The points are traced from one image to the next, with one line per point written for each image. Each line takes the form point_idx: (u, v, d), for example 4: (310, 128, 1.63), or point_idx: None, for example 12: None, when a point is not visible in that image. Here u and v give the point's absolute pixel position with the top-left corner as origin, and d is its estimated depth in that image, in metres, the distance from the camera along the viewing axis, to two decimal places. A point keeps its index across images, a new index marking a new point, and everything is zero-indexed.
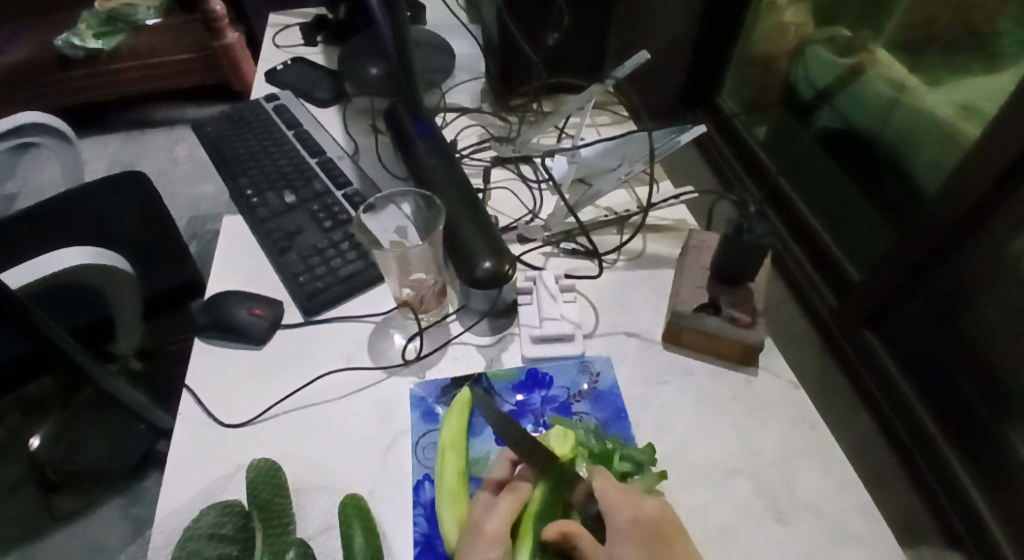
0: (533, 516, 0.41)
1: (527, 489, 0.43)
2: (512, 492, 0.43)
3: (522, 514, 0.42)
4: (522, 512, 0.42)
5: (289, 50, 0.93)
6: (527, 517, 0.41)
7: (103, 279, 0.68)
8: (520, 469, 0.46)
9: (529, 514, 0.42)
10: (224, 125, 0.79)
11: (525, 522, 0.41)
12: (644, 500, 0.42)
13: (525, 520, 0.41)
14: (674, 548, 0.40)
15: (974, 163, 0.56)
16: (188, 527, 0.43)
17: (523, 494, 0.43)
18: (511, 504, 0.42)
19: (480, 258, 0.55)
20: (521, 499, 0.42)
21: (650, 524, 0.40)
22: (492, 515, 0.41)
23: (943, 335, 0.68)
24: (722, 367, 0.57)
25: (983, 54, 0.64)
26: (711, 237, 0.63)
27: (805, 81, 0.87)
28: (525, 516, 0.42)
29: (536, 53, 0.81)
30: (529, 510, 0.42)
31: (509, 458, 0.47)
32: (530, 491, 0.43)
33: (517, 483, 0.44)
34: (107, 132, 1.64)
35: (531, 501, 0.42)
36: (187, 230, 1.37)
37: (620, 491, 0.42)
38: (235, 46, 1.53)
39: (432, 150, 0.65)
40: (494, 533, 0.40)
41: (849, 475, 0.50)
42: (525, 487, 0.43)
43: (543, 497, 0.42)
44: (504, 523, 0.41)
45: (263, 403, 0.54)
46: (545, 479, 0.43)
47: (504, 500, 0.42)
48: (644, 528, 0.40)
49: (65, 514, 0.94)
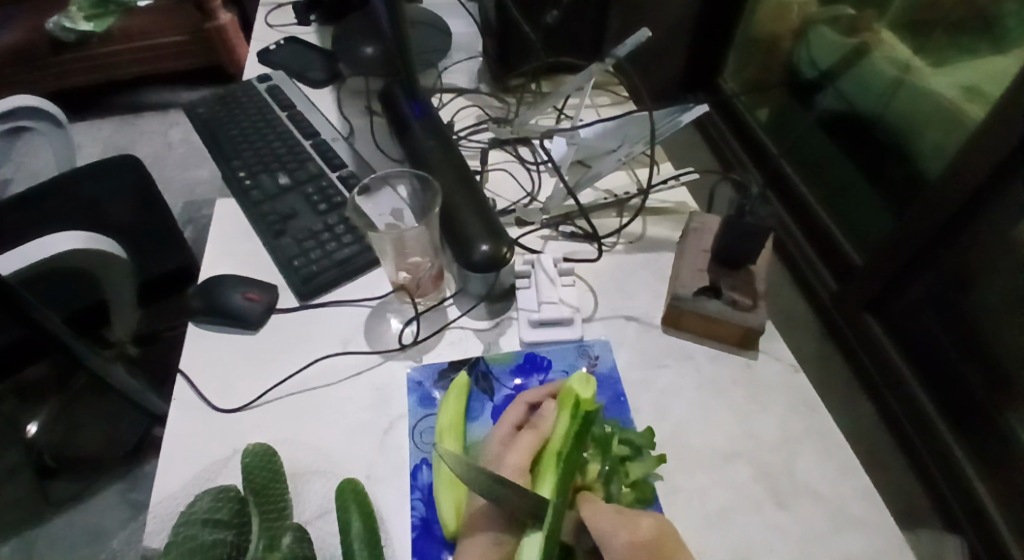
0: (551, 454, 0.42)
1: (547, 424, 0.45)
2: (533, 429, 0.45)
3: (542, 452, 0.43)
4: (542, 449, 0.43)
5: (281, 30, 0.91)
6: (547, 453, 0.43)
7: (97, 264, 0.67)
8: (538, 410, 0.47)
9: (548, 453, 0.43)
10: (216, 107, 0.78)
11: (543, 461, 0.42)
12: (641, 518, 0.38)
13: (544, 459, 0.43)
14: None
15: (988, 136, 0.53)
16: (182, 513, 0.42)
17: (544, 429, 0.45)
18: (531, 441, 0.44)
19: (477, 241, 0.54)
20: (542, 436, 0.44)
21: (649, 546, 0.37)
22: (513, 451, 0.43)
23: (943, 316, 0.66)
24: (722, 350, 0.57)
25: (987, 36, 0.62)
26: (712, 220, 0.62)
27: (807, 64, 0.84)
28: (545, 454, 0.43)
29: (534, 32, 0.79)
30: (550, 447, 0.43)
31: (528, 402, 0.49)
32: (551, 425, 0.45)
33: (538, 421, 0.46)
34: (99, 116, 1.62)
35: (550, 442, 0.43)
36: (182, 216, 1.36)
37: (613, 514, 0.38)
38: (228, 28, 1.52)
39: (428, 132, 0.64)
40: (515, 470, 0.42)
41: (850, 459, 0.50)
42: (548, 420, 0.45)
43: (563, 430, 0.43)
44: (526, 458, 0.43)
45: (259, 388, 0.53)
46: (564, 417, 0.44)
47: (527, 435, 0.44)
48: (641, 551, 0.36)
49: (60, 500, 0.94)
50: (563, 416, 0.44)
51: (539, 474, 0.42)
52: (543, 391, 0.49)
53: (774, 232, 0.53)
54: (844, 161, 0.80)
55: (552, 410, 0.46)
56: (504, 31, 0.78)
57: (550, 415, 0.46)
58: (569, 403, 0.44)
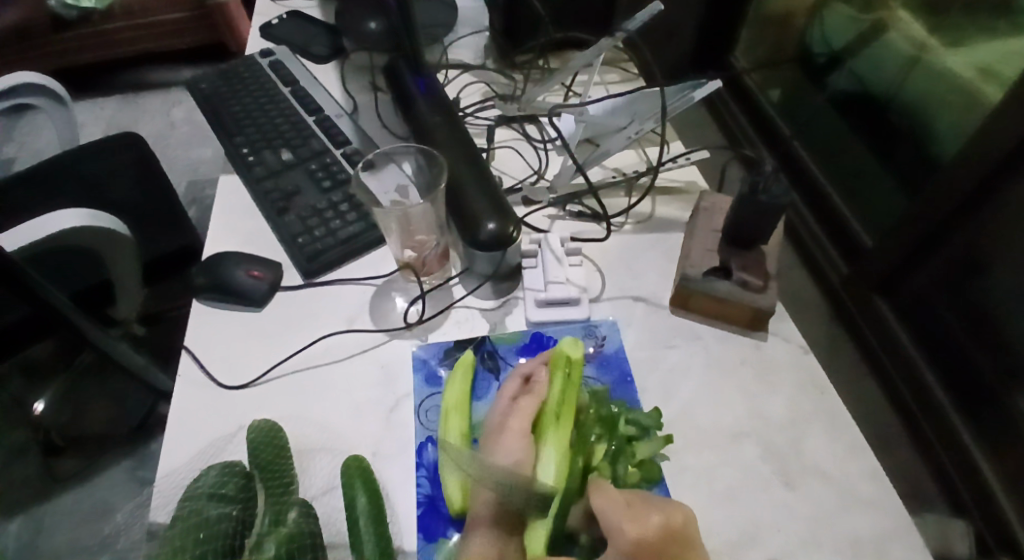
0: (551, 415, 0.44)
1: (542, 389, 0.46)
2: (529, 395, 0.46)
3: (540, 415, 0.45)
4: (541, 413, 0.45)
5: (283, 5, 0.89)
6: (546, 414, 0.44)
7: (100, 242, 0.66)
8: (531, 379, 0.48)
9: (546, 414, 0.44)
10: (218, 82, 0.76)
11: (543, 423, 0.44)
12: (649, 514, 0.37)
13: (543, 420, 0.44)
14: None
15: (1006, 118, 0.52)
16: (188, 487, 0.42)
17: (540, 393, 0.46)
18: (530, 405, 0.45)
19: (484, 219, 0.53)
20: (540, 401, 0.45)
21: (655, 547, 0.35)
22: (513, 416, 0.44)
23: (955, 302, 0.64)
24: (731, 331, 0.56)
25: (1006, 15, 0.60)
26: (722, 200, 0.61)
27: (820, 42, 0.83)
28: (544, 415, 0.44)
29: (543, 7, 0.77)
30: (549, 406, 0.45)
31: (523, 374, 0.49)
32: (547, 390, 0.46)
33: (534, 388, 0.46)
34: (102, 94, 1.61)
35: (547, 404, 0.45)
36: (186, 196, 1.35)
37: (621, 508, 0.37)
38: (231, 5, 1.48)
39: (434, 107, 0.63)
40: (518, 434, 0.43)
41: (859, 440, 0.49)
42: (544, 386, 0.47)
43: (559, 391, 0.45)
44: (526, 420, 0.44)
45: (263, 365, 0.53)
46: (559, 378, 0.46)
47: (524, 401, 0.46)
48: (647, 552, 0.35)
49: (68, 476, 0.95)
50: (557, 377, 0.46)
51: (541, 433, 0.43)
52: (536, 363, 0.49)
53: (786, 211, 0.52)
54: (854, 141, 0.77)
55: (546, 378, 0.47)
56: (512, 5, 0.76)
57: (545, 381, 0.47)
58: (562, 366, 0.47)
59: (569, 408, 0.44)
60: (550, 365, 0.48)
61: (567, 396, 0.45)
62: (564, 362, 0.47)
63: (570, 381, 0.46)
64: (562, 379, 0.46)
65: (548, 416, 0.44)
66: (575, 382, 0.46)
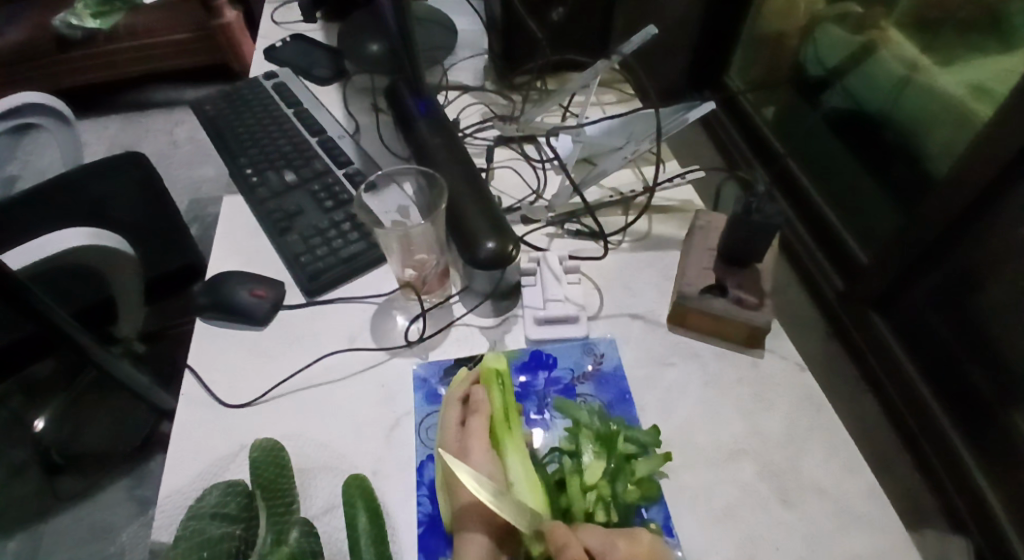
0: (502, 424, 0.45)
1: (485, 404, 0.46)
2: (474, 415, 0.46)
3: (491, 429, 0.45)
4: (490, 424, 0.45)
5: (287, 28, 0.91)
6: (497, 424, 0.45)
7: (104, 261, 0.67)
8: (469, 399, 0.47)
9: (496, 425, 0.45)
10: (222, 104, 0.78)
11: (498, 432, 0.44)
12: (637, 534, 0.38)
13: (496, 430, 0.44)
14: None
15: (992, 143, 0.53)
16: (191, 506, 0.42)
17: (485, 409, 0.46)
18: (480, 422, 0.45)
19: (483, 239, 0.54)
20: (488, 417, 0.45)
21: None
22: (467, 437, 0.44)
23: (958, 324, 0.64)
24: (728, 349, 0.57)
25: (996, 32, 0.61)
26: (718, 218, 0.62)
27: (815, 62, 0.82)
28: (495, 426, 0.45)
29: (541, 29, 0.79)
30: (498, 416, 0.45)
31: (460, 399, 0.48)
32: (491, 404, 0.46)
33: (476, 405, 0.46)
34: (106, 113, 1.63)
35: (494, 416, 0.45)
36: (188, 213, 1.36)
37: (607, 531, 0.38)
38: (234, 26, 1.53)
39: (434, 129, 0.65)
40: (481, 453, 0.42)
41: (856, 458, 0.50)
42: (486, 401, 0.46)
43: (501, 400, 0.46)
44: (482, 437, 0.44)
45: (265, 384, 0.53)
46: (497, 390, 0.47)
47: (474, 422, 0.45)
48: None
49: (69, 495, 0.95)
50: (495, 389, 0.47)
51: (500, 444, 0.43)
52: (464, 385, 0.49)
53: (781, 231, 0.53)
54: (852, 162, 0.77)
55: (483, 393, 0.47)
56: (510, 27, 0.78)
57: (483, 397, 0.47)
58: (496, 379, 0.47)
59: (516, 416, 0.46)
60: (483, 381, 0.48)
61: (509, 405, 0.46)
62: (496, 374, 0.48)
63: (507, 389, 0.47)
64: (500, 390, 0.47)
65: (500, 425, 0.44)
66: (510, 391, 0.47)
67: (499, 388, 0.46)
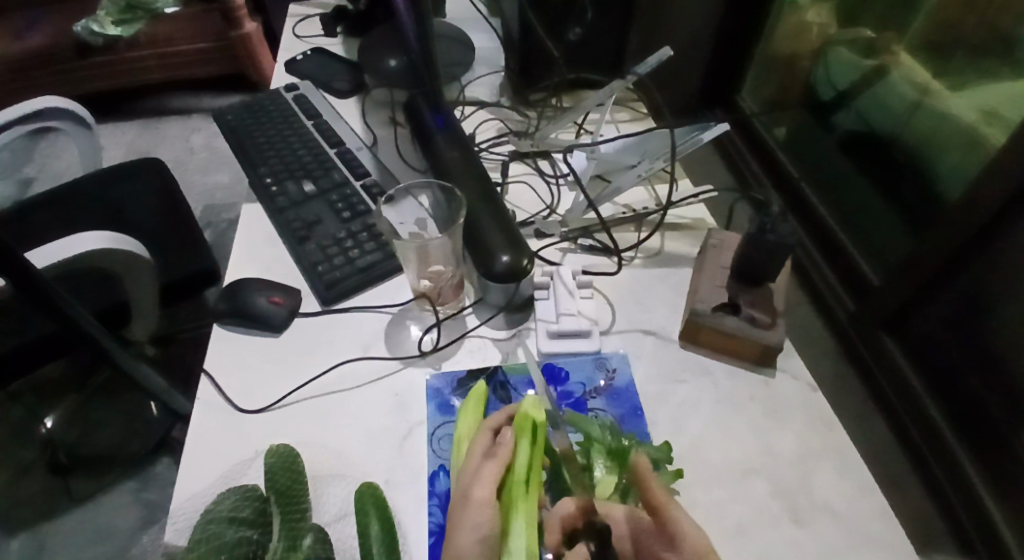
0: (519, 482, 0.41)
1: (508, 452, 0.43)
2: (496, 456, 0.43)
3: (505, 481, 0.42)
4: (505, 479, 0.42)
5: (308, 41, 0.93)
6: (513, 483, 0.41)
7: (122, 264, 0.68)
8: (498, 436, 0.45)
9: (512, 481, 0.41)
10: (243, 114, 0.79)
11: (509, 490, 0.41)
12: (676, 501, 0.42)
13: (510, 488, 0.41)
14: None
15: (1000, 169, 0.54)
16: (207, 510, 0.43)
17: (505, 456, 0.42)
18: (494, 471, 0.42)
19: (499, 252, 0.55)
20: (504, 465, 0.42)
21: None
22: (475, 482, 0.41)
23: (972, 354, 0.63)
24: (740, 367, 0.57)
25: (1007, 60, 0.62)
26: (730, 236, 0.62)
27: (825, 84, 0.84)
28: (510, 484, 0.41)
29: (557, 48, 0.81)
30: (518, 473, 0.41)
31: (492, 428, 0.46)
32: (515, 457, 0.42)
33: (497, 447, 0.43)
34: (124, 119, 1.65)
35: (513, 470, 0.42)
36: (202, 219, 1.38)
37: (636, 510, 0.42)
38: (253, 37, 1.55)
39: (451, 143, 0.66)
40: (481, 506, 0.39)
41: (868, 478, 0.50)
42: (510, 448, 0.43)
43: (527, 456, 0.42)
44: (491, 488, 0.41)
45: (281, 391, 0.54)
46: (525, 443, 0.43)
47: (489, 466, 0.42)
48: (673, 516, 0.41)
49: (76, 496, 0.95)
50: (524, 441, 0.43)
51: (512, 506, 0.40)
52: (502, 414, 0.47)
53: (793, 249, 0.54)
54: (860, 181, 0.78)
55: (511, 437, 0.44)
56: (527, 45, 0.79)
57: (510, 442, 0.43)
58: (528, 430, 0.43)
59: (539, 475, 0.42)
60: (515, 425, 0.44)
61: (534, 462, 0.42)
62: (530, 426, 0.43)
63: (537, 445, 0.43)
64: (530, 443, 0.43)
65: (516, 483, 0.41)
66: (541, 446, 0.43)
67: (529, 442, 0.42)
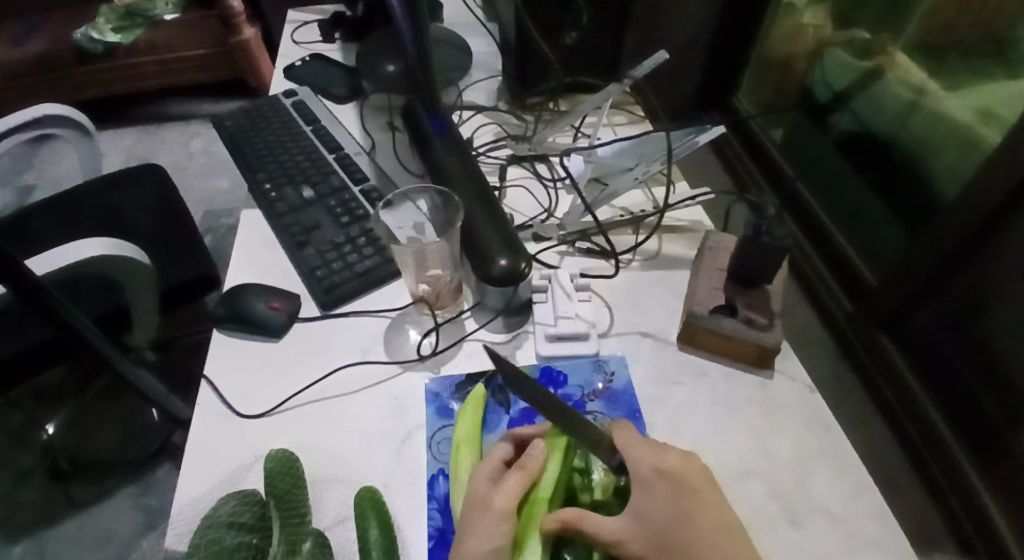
0: (543, 501, 0.42)
1: (537, 466, 0.43)
2: (522, 468, 0.43)
3: (529, 496, 0.43)
4: (528, 494, 0.43)
5: (306, 47, 0.93)
6: (536, 499, 0.42)
7: (121, 270, 0.69)
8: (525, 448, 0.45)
9: (536, 498, 0.43)
10: (242, 120, 0.80)
11: (530, 506, 0.42)
12: (668, 451, 0.44)
13: (532, 504, 0.42)
14: (699, 495, 0.42)
15: (996, 170, 0.53)
16: (207, 515, 0.43)
17: (532, 471, 0.43)
18: (519, 484, 0.42)
19: (496, 256, 0.55)
20: (530, 479, 0.43)
21: (671, 474, 0.42)
22: (499, 492, 0.42)
23: (970, 354, 0.63)
24: (737, 369, 0.57)
25: (1002, 60, 0.62)
26: (727, 238, 0.63)
27: (822, 86, 0.84)
28: (533, 500, 0.42)
29: (553, 52, 0.81)
30: (543, 491, 0.43)
31: (517, 440, 0.47)
32: (542, 473, 0.43)
33: (526, 459, 0.44)
34: (123, 125, 1.66)
35: (539, 487, 0.43)
36: (201, 224, 1.38)
37: (642, 445, 0.44)
38: (252, 43, 1.54)
39: (448, 147, 0.66)
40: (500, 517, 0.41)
41: (864, 479, 0.50)
42: (539, 463, 0.43)
43: (556, 476, 0.43)
44: (514, 501, 0.42)
45: (280, 396, 0.54)
46: (557, 462, 0.44)
47: (515, 478, 0.42)
48: (666, 478, 0.42)
49: (77, 502, 0.96)
50: (554, 460, 0.44)
51: (531, 521, 0.42)
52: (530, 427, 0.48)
53: (789, 251, 0.54)
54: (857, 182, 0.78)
55: (540, 449, 0.44)
56: (524, 49, 0.80)
57: (539, 455, 0.44)
58: (561, 449, 0.44)
59: (560, 494, 0.43)
60: (547, 440, 0.45)
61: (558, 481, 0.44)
62: (563, 447, 0.44)
63: (567, 468, 0.44)
64: (560, 464, 0.44)
65: (541, 502, 0.42)
66: (569, 466, 0.44)
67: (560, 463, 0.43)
